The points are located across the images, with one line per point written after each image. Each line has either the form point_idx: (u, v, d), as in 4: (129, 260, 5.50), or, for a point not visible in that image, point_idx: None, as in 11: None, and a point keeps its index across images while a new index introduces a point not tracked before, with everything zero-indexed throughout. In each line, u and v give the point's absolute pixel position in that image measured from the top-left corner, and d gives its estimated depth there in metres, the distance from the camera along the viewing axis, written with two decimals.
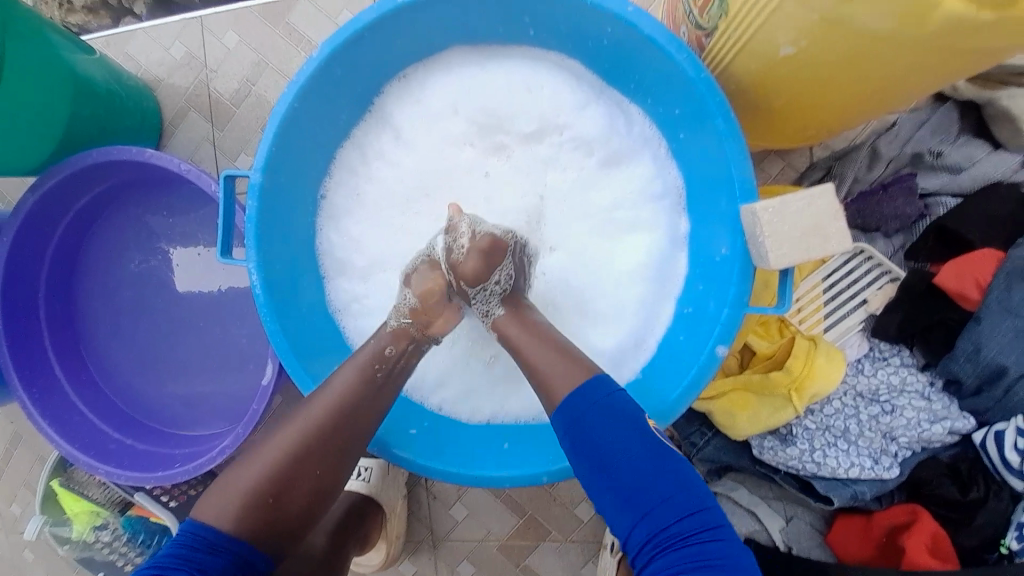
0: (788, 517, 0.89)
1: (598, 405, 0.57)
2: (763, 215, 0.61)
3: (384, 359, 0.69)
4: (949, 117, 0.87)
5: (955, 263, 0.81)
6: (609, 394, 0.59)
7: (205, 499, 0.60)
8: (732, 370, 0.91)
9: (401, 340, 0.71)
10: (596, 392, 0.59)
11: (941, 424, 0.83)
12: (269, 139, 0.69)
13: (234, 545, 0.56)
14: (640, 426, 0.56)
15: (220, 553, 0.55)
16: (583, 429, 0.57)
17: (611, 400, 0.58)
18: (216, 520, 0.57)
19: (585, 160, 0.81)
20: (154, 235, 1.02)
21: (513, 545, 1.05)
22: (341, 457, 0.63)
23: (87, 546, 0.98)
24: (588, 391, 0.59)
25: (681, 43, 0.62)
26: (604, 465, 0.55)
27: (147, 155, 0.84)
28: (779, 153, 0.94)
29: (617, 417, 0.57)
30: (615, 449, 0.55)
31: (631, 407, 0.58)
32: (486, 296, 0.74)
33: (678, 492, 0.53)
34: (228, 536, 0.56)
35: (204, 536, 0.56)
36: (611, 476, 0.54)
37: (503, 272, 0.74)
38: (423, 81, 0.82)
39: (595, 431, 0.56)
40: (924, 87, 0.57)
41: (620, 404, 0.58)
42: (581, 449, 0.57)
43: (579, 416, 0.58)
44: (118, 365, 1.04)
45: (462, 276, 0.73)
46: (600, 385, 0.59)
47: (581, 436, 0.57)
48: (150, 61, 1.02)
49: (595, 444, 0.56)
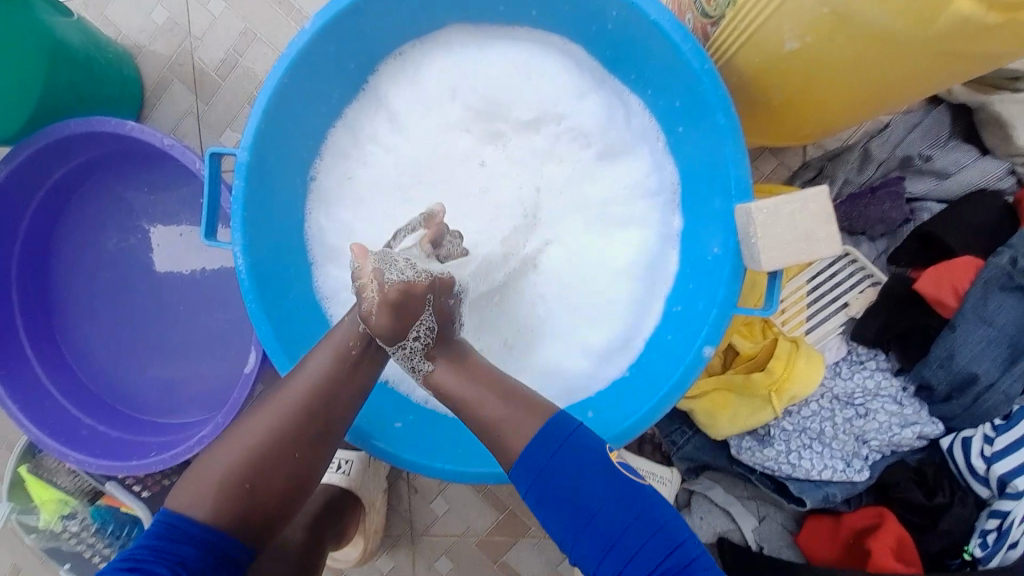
0: (761, 517, 0.91)
1: (559, 454, 0.55)
2: (758, 215, 0.61)
3: (359, 336, 0.63)
4: (940, 120, 0.89)
5: (935, 271, 0.83)
6: (569, 436, 0.57)
7: (178, 487, 0.58)
8: (715, 370, 0.91)
9: (374, 317, 0.65)
10: (558, 435, 0.56)
11: (910, 429, 0.85)
12: (257, 112, 0.66)
13: (208, 534, 0.54)
14: (608, 468, 0.56)
15: (194, 542, 0.54)
16: (548, 478, 0.55)
17: (574, 442, 0.56)
18: (190, 511, 0.55)
19: (582, 153, 0.80)
20: (134, 212, 0.98)
21: (493, 541, 1.04)
22: (327, 439, 0.61)
23: (54, 536, 0.94)
24: (549, 438, 0.56)
25: (682, 26, 0.62)
26: (580, 514, 0.54)
27: (127, 127, 0.80)
28: (774, 150, 0.95)
29: (585, 460, 0.55)
30: (588, 493, 0.54)
31: (598, 448, 0.57)
32: (408, 353, 0.63)
33: (652, 528, 0.53)
34: (200, 526, 0.54)
35: (179, 528, 0.54)
36: (586, 519, 0.54)
37: (422, 324, 0.61)
38: (419, 60, 0.80)
39: (565, 476, 0.55)
40: (922, 90, 0.58)
41: (582, 447, 0.56)
42: (549, 500, 0.55)
43: (541, 465, 0.56)
44: (94, 348, 0.99)
45: (374, 330, 0.62)
46: (561, 425, 0.57)
47: (547, 482, 0.55)
48: (130, 27, 0.97)
49: (566, 492, 0.54)
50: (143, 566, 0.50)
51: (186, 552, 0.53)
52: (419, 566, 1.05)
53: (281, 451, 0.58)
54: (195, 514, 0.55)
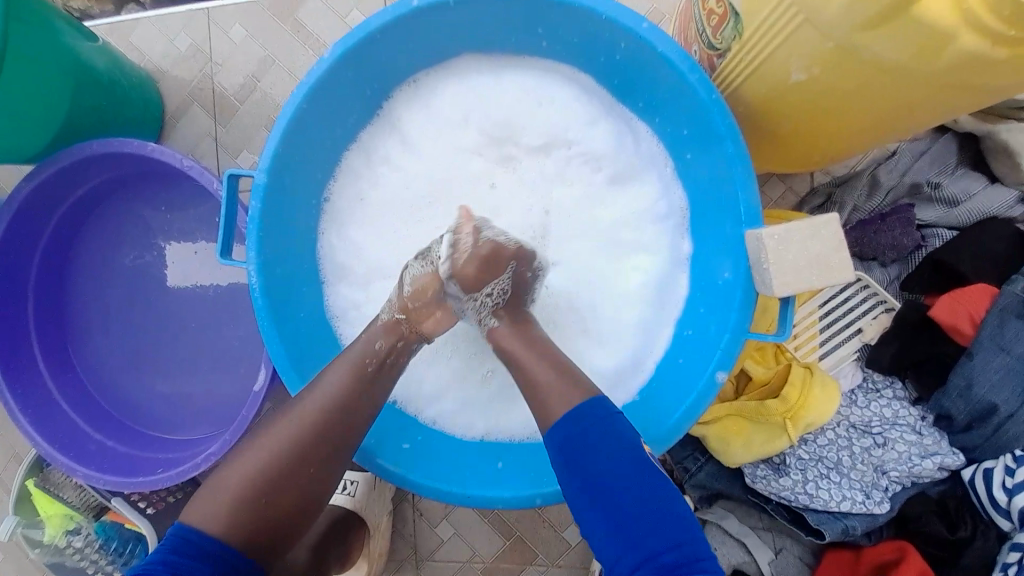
0: (777, 549, 0.88)
1: (592, 428, 0.56)
2: (768, 241, 0.61)
3: (375, 353, 0.66)
4: (947, 148, 0.90)
5: (949, 299, 0.82)
6: (607, 417, 0.57)
7: (193, 502, 0.57)
8: (727, 396, 0.90)
9: (392, 334, 0.68)
10: (595, 413, 0.57)
11: (931, 459, 0.82)
12: (276, 137, 0.69)
13: (221, 550, 0.54)
14: (639, 453, 0.55)
15: (205, 559, 0.53)
16: (578, 447, 0.56)
17: (606, 423, 0.57)
18: (204, 526, 0.55)
19: (592, 176, 0.81)
20: (150, 229, 1.01)
21: (499, 568, 1.02)
22: (339, 456, 0.62)
23: (58, 552, 0.94)
24: (584, 413, 0.57)
25: (694, 63, 0.63)
26: (598, 487, 0.54)
27: (149, 149, 0.83)
28: (781, 176, 0.95)
29: (611, 441, 0.55)
30: (607, 474, 0.53)
31: (628, 433, 0.56)
32: (477, 307, 0.71)
33: (662, 519, 0.52)
34: (213, 542, 0.54)
35: (191, 542, 0.53)
36: (602, 493, 0.53)
37: (497, 284, 0.70)
38: (433, 88, 0.83)
39: (588, 453, 0.55)
40: (931, 120, 0.58)
41: (615, 428, 0.56)
42: (574, 469, 0.55)
43: (573, 435, 0.57)
44: (105, 362, 1.01)
45: (454, 279, 0.70)
46: (599, 407, 0.58)
47: (574, 454, 0.56)
48: (153, 51, 1.02)
49: (590, 465, 0.54)
50: None
51: (196, 568, 0.52)
52: None
53: (297, 467, 0.59)
54: (210, 529, 0.54)
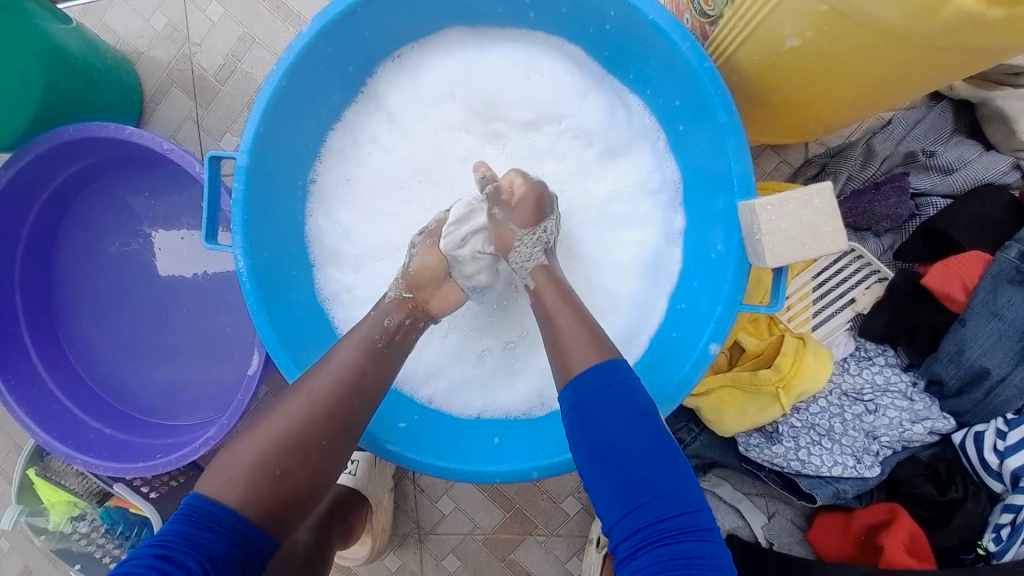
0: (770, 514, 0.90)
1: (608, 390, 0.56)
2: (761, 212, 0.60)
3: (384, 331, 0.67)
4: (943, 116, 0.90)
5: (943, 266, 0.81)
6: (621, 381, 0.56)
7: (210, 473, 0.56)
8: (721, 368, 0.91)
9: (399, 312, 0.69)
10: (612, 375, 0.57)
11: (922, 424, 0.83)
12: (256, 119, 0.67)
13: (236, 524, 0.53)
14: (651, 419, 0.55)
15: (223, 532, 0.52)
16: (590, 412, 0.55)
17: (619, 386, 0.56)
18: (223, 496, 0.53)
19: (583, 152, 0.79)
20: (135, 216, 0.99)
21: (500, 539, 1.05)
22: (348, 429, 0.61)
23: (64, 537, 0.94)
24: (601, 374, 0.57)
25: (685, 31, 0.61)
26: (607, 451, 0.53)
27: (127, 132, 0.80)
28: (775, 149, 0.94)
29: (625, 405, 0.55)
30: (619, 437, 0.53)
31: (641, 399, 0.56)
32: (533, 241, 0.72)
33: (669, 483, 0.52)
34: (230, 514, 0.53)
35: (211, 514, 0.52)
36: (610, 457, 0.53)
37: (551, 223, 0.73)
38: (419, 64, 0.80)
39: (600, 414, 0.55)
40: (925, 85, 0.58)
41: (631, 393, 0.56)
42: (584, 435, 0.55)
43: (587, 399, 0.56)
44: (98, 351, 1.01)
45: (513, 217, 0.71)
46: (615, 370, 0.57)
47: (587, 418, 0.55)
48: (129, 31, 0.98)
49: (601, 430, 0.54)
50: (172, 557, 0.48)
51: (212, 543, 0.51)
52: (426, 565, 1.06)
53: (310, 437, 0.57)
54: (226, 500, 0.53)
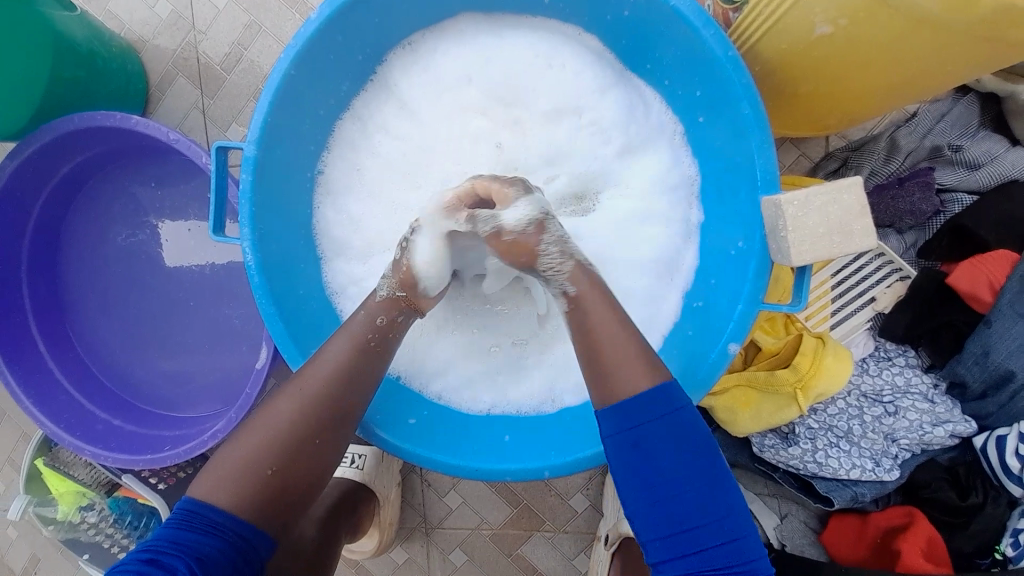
0: (782, 514, 0.89)
1: (663, 417, 0.54)
2: (787, 208, 0.58)
3: (376, 328, 0.64)
4: (970, 109, 0.86)
5: (968, 266, 0.79)
6: (674, 410, 0.54)
7: (201, 476, 0.56)
8: (736, 367, 0.88)
9: (392, 311, 0.65)
10: (666, 404, 0.54)
11: (943, 427, 0.81)
12: (264, 108, 0.65)
13: (229, 523, 0.52)
14: (701, 445, 0.54)
15: (216, 534, 0.51)
16: (643, 439, 0.53)
17: (676, 418, 0.54)
18: (212, 497, 0.53)
19: (602, 148, 0.77)
20: (141, 207, 0.98)
21: (507, 534, 1.04)
22: (343, 425, 0.60)
23: (72, 528, 0.95)
24: (655, 402, 0.54)
25: (709, 18, 0.59)
26: (659, 478, 0.53)
27: (132, 122, 0.79)
28: (795, 142, 0.91)
29: (679, 434, 0.53)
30: (674, 467, 0.53)
31: (693, 426, 0.54)
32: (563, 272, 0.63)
33: (713, 514, 0.53)
34: (223, 514, 0.52)
35: (201, 516, 0.52)
36: (660, 484, 0.53)
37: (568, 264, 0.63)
38: (431, 50, 0.78)
39: (652, 444, 0.53)
40: (955, 79, 0.55)
41: (683, 421, 0.54)
42: (635, 460, 0.53)
43: (642, 424, 0.54)
44: (105, 342, 1.00)
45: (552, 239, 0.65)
46: (667, 398, 0.54)
47: (638, 442, 0.53)
48: (133, 20, 0.97)
49: (656, 460, 0.53)
50: (163, 560, 0.48)
51: (205, 544, 0.50)
52: (432, 559, 1.06)
53: (298, 437, 0.57)
54: (217, 501, 0.53)
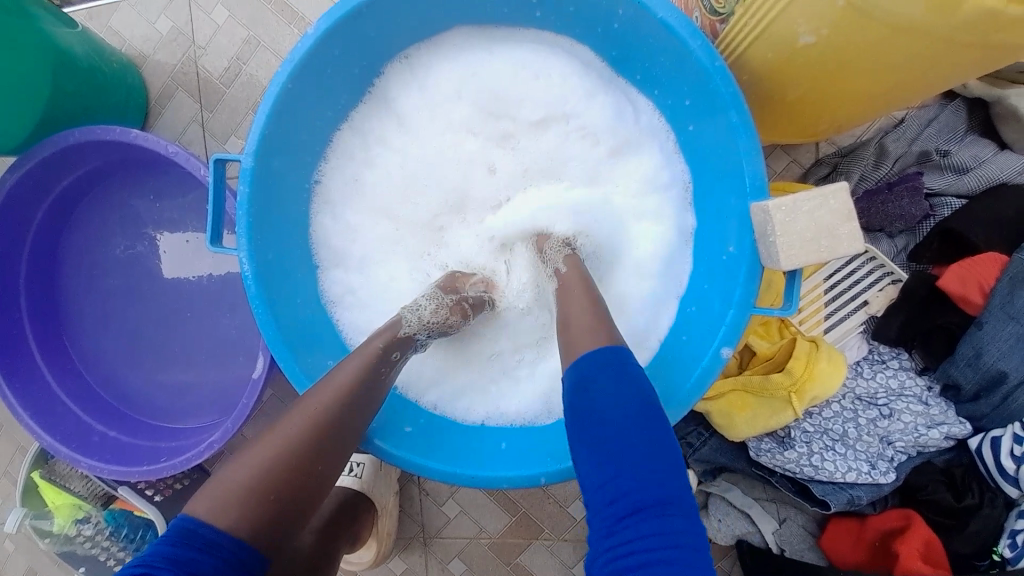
0: (781, 519, 0.89)
1: (609, 367, 0.55)
2: (776, 214, 0.59)
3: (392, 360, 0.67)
4: (957, 114, 0.88)
5: (959, 269, 0.80)
6: (619, 364, 0.55)
7: (199, 495, 0.51)
8: (731, 372, 0.89)
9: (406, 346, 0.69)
10: (613, 359, 0.55)
11: (938, 429, 0.82)
12: (262, 120, 0.66)
13: (230, 545, 0.48)
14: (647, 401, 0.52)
15: (217, 555, 0.47)
16: (588, 389, 0.54)
17: (618, 369, 0.54)
18: (221, 518, 0.49)
19: (593, 150, 0.78)
20: (140, 219, 0.99)
21: (506, 543, 1.04)
22: (347, 432, 0.60)
23: (68, 541, 0.94)
24: (601, 356, 0.56)
25: (697, 29, 0.60)
26: (598, 429, 0.51)
27: (133, 135, 0.80)
28: (786, 149, 0.92)
29: (620, 386, 0.53)
30: (613, 417, 0.51)
31: (642, 383, 0.53)
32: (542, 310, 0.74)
33: (650, 467, 0.48)
34: (226, 535, 0.48)
35: (202, 534, 0.48)
36: (599, 435, 0.51)
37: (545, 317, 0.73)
38: (427, 67, 0.80)
39: (596, 393, 0.53)
40: (940, 84, 0.57)
41: (628, 378, 0.54)
42: (581, 413, 0.53)
43: (588, 374, 0.55)
44: (104, 354, 1.00)
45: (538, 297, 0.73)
46: (614, 355, 0.56)
47: (583, 390, 0.54)
48: (134, 35, 0.98)
49: (597, 408, 0.52)
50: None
51: (205, 563, 0.46)
52: (431, 569, 1.05)
53: (306, 463, 0.54)
54: (220, 520, 0.49)
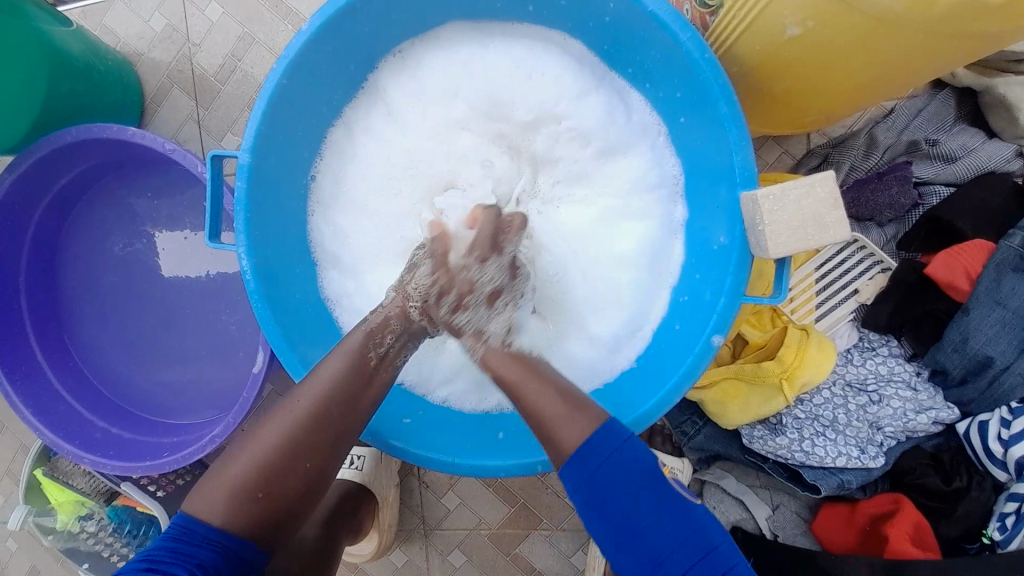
0: (774, 505, 0.91)
1: (611, 459, 0.56)
2: (764, 203, 0.60)
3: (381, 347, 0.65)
4: (946, 104, 0.89)
5: (946, 256, 0.81)
6: (622, 445, 0.57)
7: (196, 490, 0.58)
8: (724, 360, 0.91)
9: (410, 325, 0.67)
10: (609, 443, 0.57)
11: (926, 414, 0.83)
12: (258, 116, 0.67)
13: (223, 539, 0.54)
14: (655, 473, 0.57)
15: (211, 546, 0.54)
16: (597, 486, 0.56)
17: (620, 454, 0.57)
18: (206, 514, 0.55)
19: (581, 152, 0.80)
20: (138, 217, 0.99)
21: (505, 534, 1.05)
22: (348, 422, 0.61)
23: (71, 538, 0.96)
24: (601, 445, 0.57)
25: (686, 22, 0.61)
26: (624, 519, 0.55)
27: (129, 133, 0.81)
28: (777, 139, 0.94)
29: (629, 471, 0.56)
30: (632, 503, 0.55)
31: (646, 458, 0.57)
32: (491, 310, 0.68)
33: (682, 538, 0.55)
34: (217, 530, 0.54)
35: (194, 531, 0.54)
36: (625, 524, 0.55)
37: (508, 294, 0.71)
38: (419, 58, 0.80)
39: (609, 489, 0.56)
40: (929, 72, 0.57)
41: (633, 455, 0.57)
42: (598, 505, 0.56)
43: (592, 469, 0.56)
44: (103, 351, 1.01)
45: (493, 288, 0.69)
46: (611, 435, 0.57)
47: (591, 491, 0.56)
48: (129, 33, 0.98)
49: (615, 500, 0.55)
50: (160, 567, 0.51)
51: (201, 555, 0.53)
52: (432, 560, 1.07)
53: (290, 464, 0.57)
54: (213, 518, 0.55)
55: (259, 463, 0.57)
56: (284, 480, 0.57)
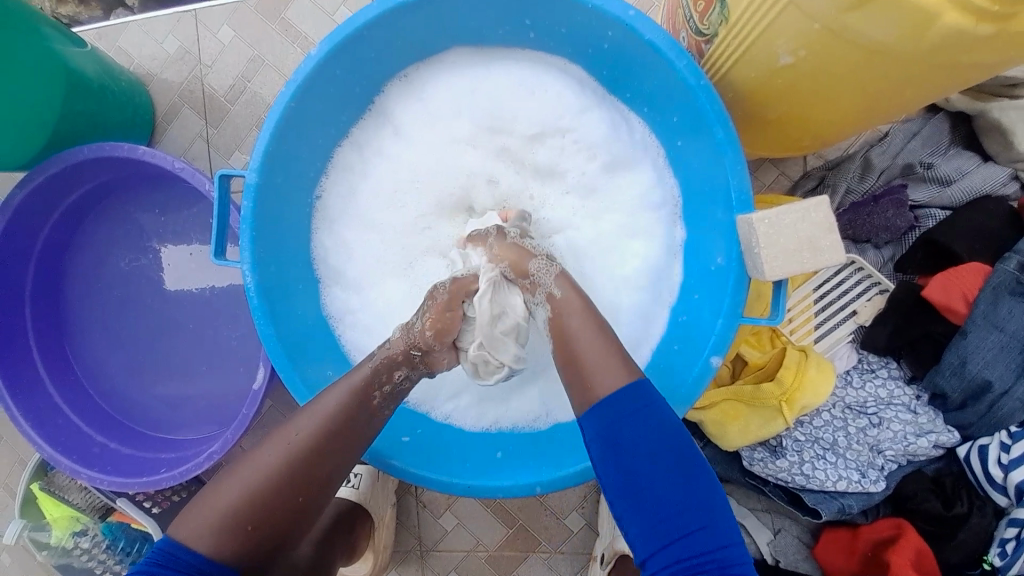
0: (775, 530, 0.90)
1: (632, 414, 0.54)
2: (759, 226, 0.61)
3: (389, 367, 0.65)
4: (940, 128, 0.91)
5: (945, 277, 0.81)
6: (646, 404, 0.55)
7: (184, 514, 0.57)
8: (723, 380, 0.91)
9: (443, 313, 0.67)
10: (633, 398, 0.55)
11: (926, 438, 0.83)
12: (266, 137, 0.69)
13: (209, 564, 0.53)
14: (676, 438, 0.54)
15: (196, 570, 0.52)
16: (615, 435, 0.54)
17: (642, 411, 0.55)
18: (193, 541, 0.54)
19: (588, 164, 0.80)
20: (144, 232, 1.01)
21: (503, 556, 1.04)
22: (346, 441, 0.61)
23: (65, 553, 0.94)
24: (627, 397, 0.55)
25: (682, 49, 0.63)
26: (633, 475, 0.53)
27: (140, 152, 0.82)
28: (774, 162, 0.95)
29: (648, 430, 0.54)
30: (644, 459, 0.52)
31: (671, 421, 0.55)
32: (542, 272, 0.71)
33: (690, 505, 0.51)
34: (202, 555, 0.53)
35: (178, 555, 0.52)
36: (632, 480, 0.52)
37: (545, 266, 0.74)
38: (424, 79, 0.82)
39: (624, 440, 0.54)
40: (921, 100, 0.59)
41: (656, 417, 0.54)
42: (610, 456, 0.54)
43: (613, 419, 0.55)
44: (105, 364, 1.02)
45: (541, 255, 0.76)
46: (639, 393, 0.56)
47: (609, 439, 0.54)
48: (142, 54, 1.01)
49: (629, 452, 0.53)
50: None
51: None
52: None
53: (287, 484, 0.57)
54: (200, 543, 0.54)
55: (254, 481, 0.57)
56: (278, 500, 0.57)
